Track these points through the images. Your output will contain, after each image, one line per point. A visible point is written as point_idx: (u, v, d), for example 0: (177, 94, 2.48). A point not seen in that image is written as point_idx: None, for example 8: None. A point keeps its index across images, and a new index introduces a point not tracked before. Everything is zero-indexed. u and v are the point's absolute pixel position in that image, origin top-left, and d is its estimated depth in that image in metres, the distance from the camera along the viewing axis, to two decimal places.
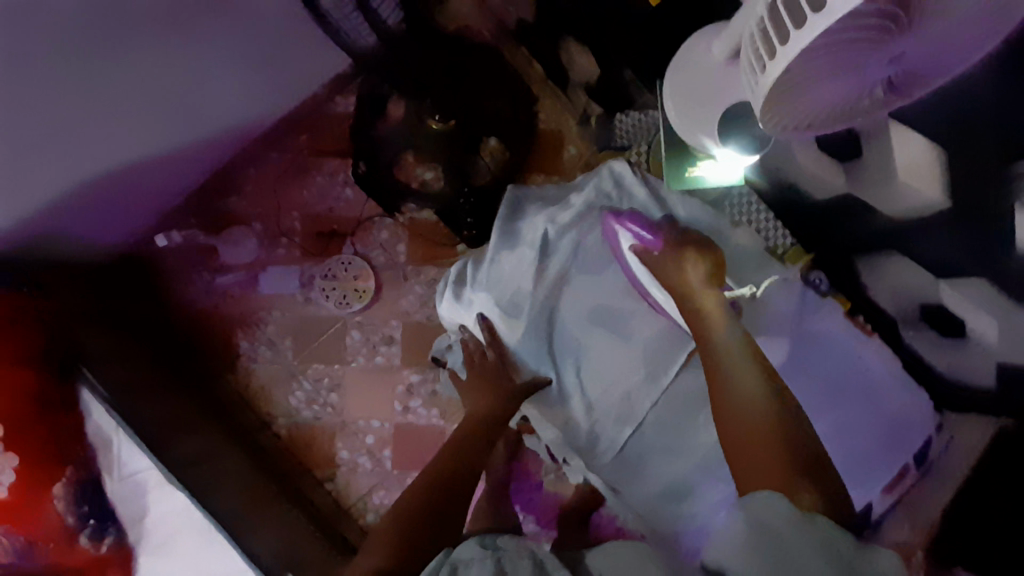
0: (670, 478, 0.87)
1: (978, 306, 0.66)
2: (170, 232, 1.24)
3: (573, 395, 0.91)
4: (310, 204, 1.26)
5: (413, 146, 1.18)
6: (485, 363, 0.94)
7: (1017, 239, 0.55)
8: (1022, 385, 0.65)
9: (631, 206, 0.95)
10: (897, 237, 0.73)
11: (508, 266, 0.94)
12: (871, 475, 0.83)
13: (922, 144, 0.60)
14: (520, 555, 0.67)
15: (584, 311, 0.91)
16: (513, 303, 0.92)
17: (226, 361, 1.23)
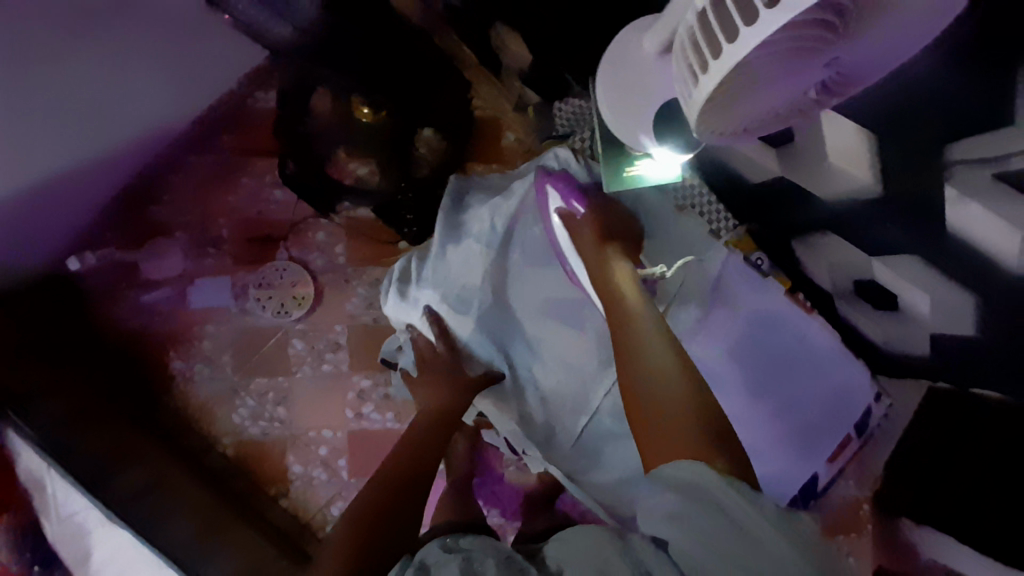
0: (633, 462, 0.85)
1: (911, 283, 0.70)
2: (83, 254, 1.14)
3: (527, 389, 0.88)
4: (238, 207, 1.19)
5: (347, 142, 1.10)
6: (435, 360, 0.88)
7: (950, 221, 0.58)
8: (955, 355, 0.70)
9: None
10: (830, 219, 0.74)
11: (455, 261, 0.89)
12: (817, 444, 0.84)
13: (856, 131, 0.61)
14: (485, 553, 0.64)
15: (536, 302, 0.88)
16: (461, 298, 0.88)
17: (161, 382, 1.15)
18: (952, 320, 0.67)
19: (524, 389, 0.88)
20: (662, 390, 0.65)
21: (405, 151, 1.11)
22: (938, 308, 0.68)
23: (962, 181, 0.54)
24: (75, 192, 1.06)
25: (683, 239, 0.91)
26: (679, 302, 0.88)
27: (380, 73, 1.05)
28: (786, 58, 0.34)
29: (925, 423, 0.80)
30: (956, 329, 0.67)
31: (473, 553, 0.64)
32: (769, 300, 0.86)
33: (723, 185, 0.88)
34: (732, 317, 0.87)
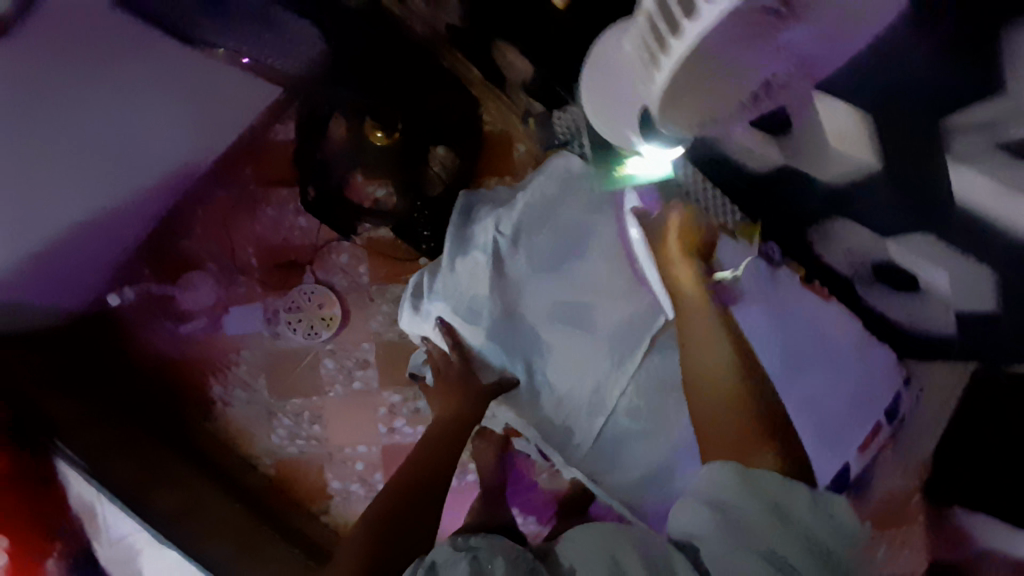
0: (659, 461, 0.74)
1: (930, 262, 0.70)
2: (122, 289, 1.21)
3: (543, 394, 0.78)
4: (263, 236, 1.23)
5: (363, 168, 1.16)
6: (448, 370, 0.79)
7: (954, 195, 0.59)
8: (985, 329, 0.72)
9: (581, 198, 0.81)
10: (835, 204, 0.73)
11: (464, 271, 0.79)
12: (844, 434, 0.79)
13: (849, 112, 0.60)
14: (496, 553, 0.66)
15: (554, 306, 0.77)
16: (472, 309, 0.77)
17: (201, 408, 1.21)
18: (974, 297, 0.69)
19: (542, 402, 0.78)
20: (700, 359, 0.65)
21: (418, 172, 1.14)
22: (962, 283, 0.69)
23: (969, 150, 0.54)
24: (106, 231, 1.12)
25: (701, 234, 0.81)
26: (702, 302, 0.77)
27: (385, 94, 1.12)
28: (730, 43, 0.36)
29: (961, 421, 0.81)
30: (980, 307, 0.69)
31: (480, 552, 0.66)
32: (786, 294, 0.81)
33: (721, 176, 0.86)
34: (750, 309, 0.80)
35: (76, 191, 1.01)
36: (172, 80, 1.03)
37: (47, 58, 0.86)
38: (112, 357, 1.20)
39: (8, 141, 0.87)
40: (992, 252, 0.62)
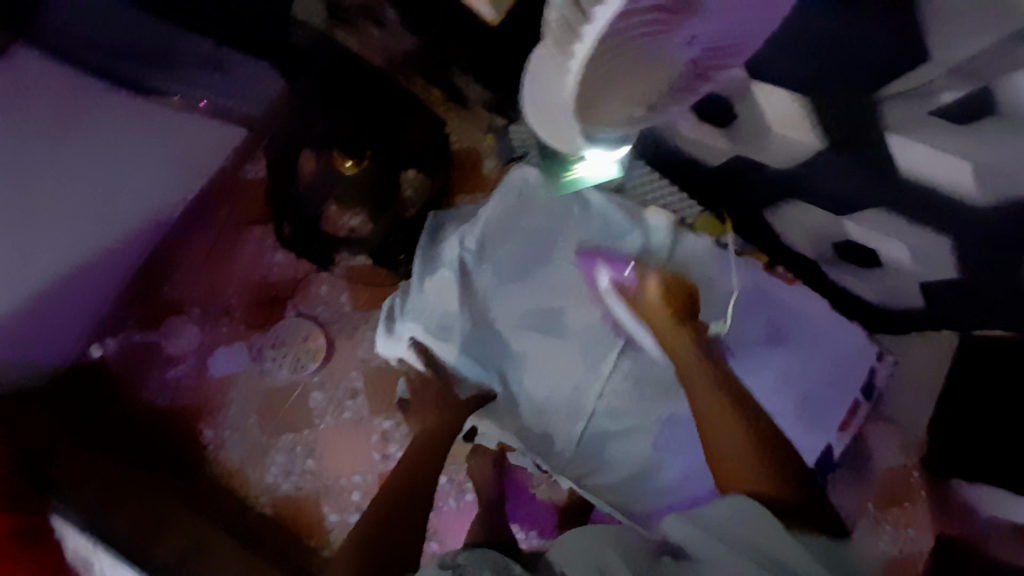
0: (643, 459, 0.75)
1: (886, 234, 0.72)
2: (104, 340, 1.21)
3: (522, 404, 0.78)
4: (243, 275, 1.24)
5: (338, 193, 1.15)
6: (425, 384, 0.81)
7: (896, 161, 0.61)
8: (949, 293, 0.73)
9: (542, 210, 0.79)
10: (790, 188, 0.75)
11: (432, 289, 0.78)
12: (825, 411, 0.78)
13: (792, 98, 0.62)
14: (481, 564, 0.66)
15: (524, 317, 0.77)
16: (443, 325, 0.77)
17: (194, 452, 1.20)
18: (936, 264, 0.71)
19: (522, 412, 0.78)
20: (707, 399, 0.66)
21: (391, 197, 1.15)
22: (919, 250, 0.71)
23: (895, 117, 0.57)
24: (88, 283, 1.12)
25: (670, 234, 0.78)
26: None
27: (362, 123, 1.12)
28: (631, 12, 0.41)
29: (957, 379, 0.84)
30: (940, 272, 0.71)
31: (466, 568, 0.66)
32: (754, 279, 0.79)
33: (678, 170, 0.87)
34: (725, 300, 0.79)
35: (63, 239, 1.02)
36: (148, 124, 1.04)
37: (32, 108, 0.86)
38: (100, 408, 1.18)
39: (7, 191, 0.89)
40: (947, 219, 0.64)
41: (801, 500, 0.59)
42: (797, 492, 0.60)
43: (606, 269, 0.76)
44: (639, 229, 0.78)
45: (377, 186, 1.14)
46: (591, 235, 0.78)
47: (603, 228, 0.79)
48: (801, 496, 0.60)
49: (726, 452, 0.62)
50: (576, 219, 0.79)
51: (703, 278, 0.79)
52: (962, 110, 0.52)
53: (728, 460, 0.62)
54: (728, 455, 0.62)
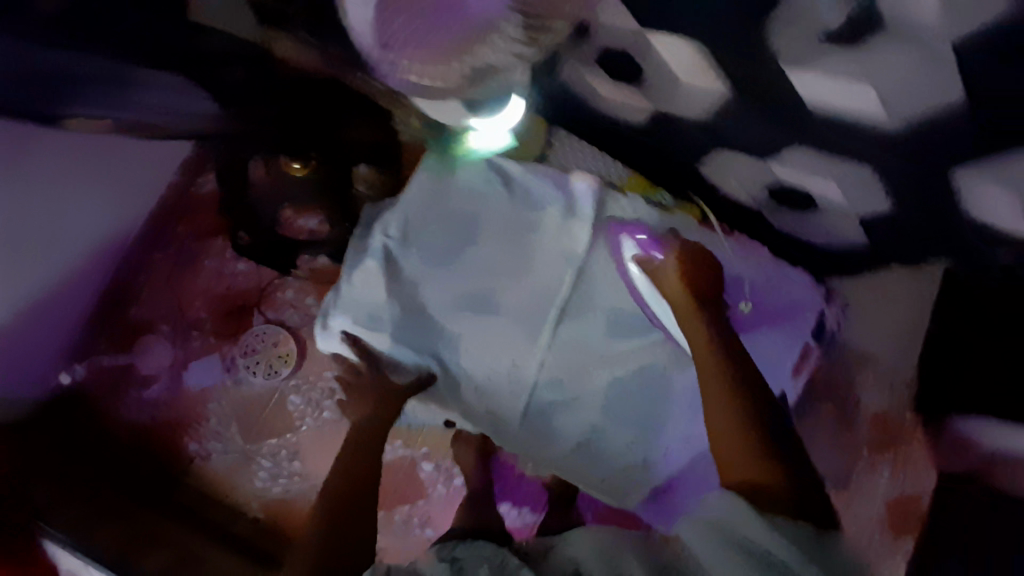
0: (588, 422, 0.76)
1: (814, 173, 0.69)
2: (73, 367, 1.22)
3: (463, 385, 0.76)
4: (208, 287, 1.25)
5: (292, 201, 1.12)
6: (361, 385, 0.78)
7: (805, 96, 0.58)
8: (888, 225, 0.71)
9: (463, 189, 0.77)
10: (712, 137, 0.72)
11: (359, 280, 0.74)
12: (772, 359, 0.80)
13: (687, 45, 0.59)
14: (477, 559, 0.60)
15: (458, 296, 0.75)
16: (374, 316, 0.74)
17: (178, 465, 1.21)
18: (866, 198, 0.68)
19: (463, 393, 0.76)
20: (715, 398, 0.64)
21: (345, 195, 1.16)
22: (847, 186, 0.68)
23: (788, 45, 0.53)
24: (50, 312, 1.13)
25: (591, 199, 0.77)
26: (592, 263, 0.77)
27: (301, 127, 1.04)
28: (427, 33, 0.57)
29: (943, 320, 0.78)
30: (874, 205, 0.68)
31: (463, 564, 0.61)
32: (681, 233, 0.77)
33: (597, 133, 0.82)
34: None
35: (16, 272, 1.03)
36: (84, 152, 1.04)
37: None
38: (78, 432, 1.20)
39: None
40: (865, 151, 0.61)
41: (798, 498, 0.55)
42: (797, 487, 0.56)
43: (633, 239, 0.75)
44: (562, 193, 0.77)
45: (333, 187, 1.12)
46: (513, 209, 0.77)
47: (525, 199, 0.77)
48: (800, 490, 0.56)
49: (729, 449, 0.61)
50: (500, 196, 0.77)
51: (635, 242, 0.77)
52: (846, 32, 0.49)
53: (731, 455, 0.60)
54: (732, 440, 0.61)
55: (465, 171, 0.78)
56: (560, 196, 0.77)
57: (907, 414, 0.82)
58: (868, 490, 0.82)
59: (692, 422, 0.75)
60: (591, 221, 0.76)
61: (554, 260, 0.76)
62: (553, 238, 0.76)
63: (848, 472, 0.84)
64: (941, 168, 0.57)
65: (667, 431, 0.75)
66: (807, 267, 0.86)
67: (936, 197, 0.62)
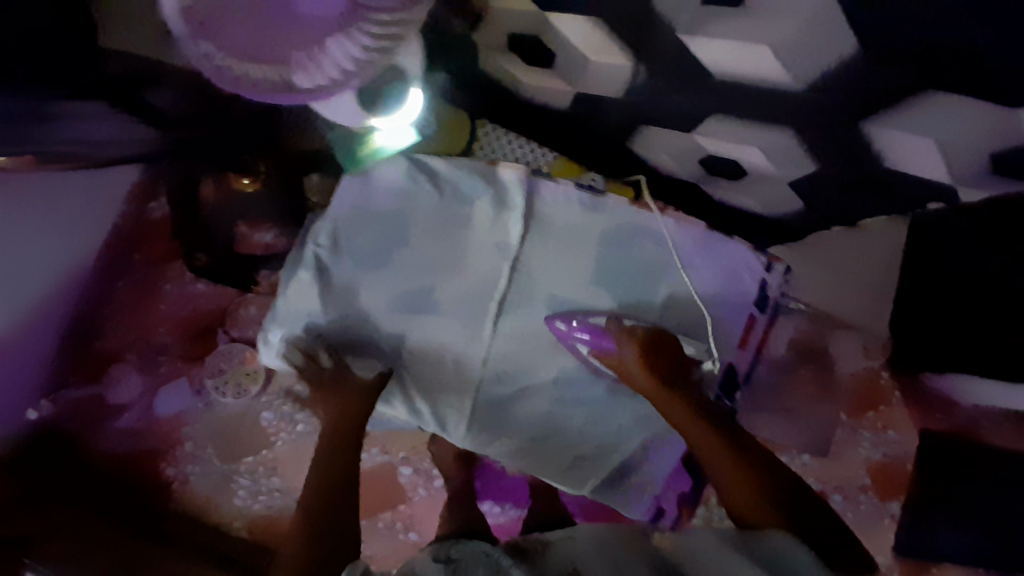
0: (538, 414, 0.76)
1: (740, 142, 0.68)
2: (40, 403, 1.14)
3: (408, 389, 0.74)
4: (172, 312, 1.21)
5: (244, 215, 1.12)
6: (327, 376, 0.71)
7: (704, 64, 0.57)
8: (819, 188, 0.70)
9: (387, 190, 0.74)
10: (634, 114, 0.71)
11: (290, 292, 0.72)
12: (721, 332, 0.79)
13: (581, 20, 0.60)
14: (477, 558, 0.58)
15: (396, 300, 0.74)
16: (310, 328, 0.73)
17: (159, 491, 1.18)
18: (792, 162, 0.67)
19: (413, 398, 0.75)
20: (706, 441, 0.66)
21: (298, 203, 1.11)
22: (769, 153, 0.67)
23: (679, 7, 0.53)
24: (15, 352, 1.07)
25: (520, 188, 0.76)
26: (527, 252, 0.76)
27: (238, 144, 1.02)
28: (281, 36, 0.57)
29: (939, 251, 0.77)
30: (799, 170, 0.67)
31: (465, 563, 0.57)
32: (616, 215, 0.76)
33: (524, 116, 0.81)
34: (592, 245, 0.76)
35: None
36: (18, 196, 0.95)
37: None
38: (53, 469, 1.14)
39: None
40: (780, 114, 0.59)
41: (815, 534, 0.57)
42: (802, 524, 0.58)
43: (580, 332, 0.74)
44: (490, 186, 0.75)
45: (284, 198, 1.10)
46: (441, 205, 0.74)
47: (455, 192, 0.75)
48: (819, 524, 0.59)
49: (735, 488, 0.62)
50: (429, 195, 0.74)
51: (569, 228, 0.76)
52: None
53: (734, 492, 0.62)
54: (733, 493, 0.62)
55: (392, 170, 0.74)
56: (490, 187, 0.75)
57: (884, 379, 1.00)
58: (852, 455, 1.02)
59: (643, 403, 0.77)
60: (522, 211, 0.75)
61: (490, 253, 0.75)
62: (486, 232, 0.75)
63: (840, 440, 1.03)
64: (853, 122, 0.56)
65: (616, 415, 0.77)
66: (747, 235, 0.86)
67: (857, 154, 0.60)
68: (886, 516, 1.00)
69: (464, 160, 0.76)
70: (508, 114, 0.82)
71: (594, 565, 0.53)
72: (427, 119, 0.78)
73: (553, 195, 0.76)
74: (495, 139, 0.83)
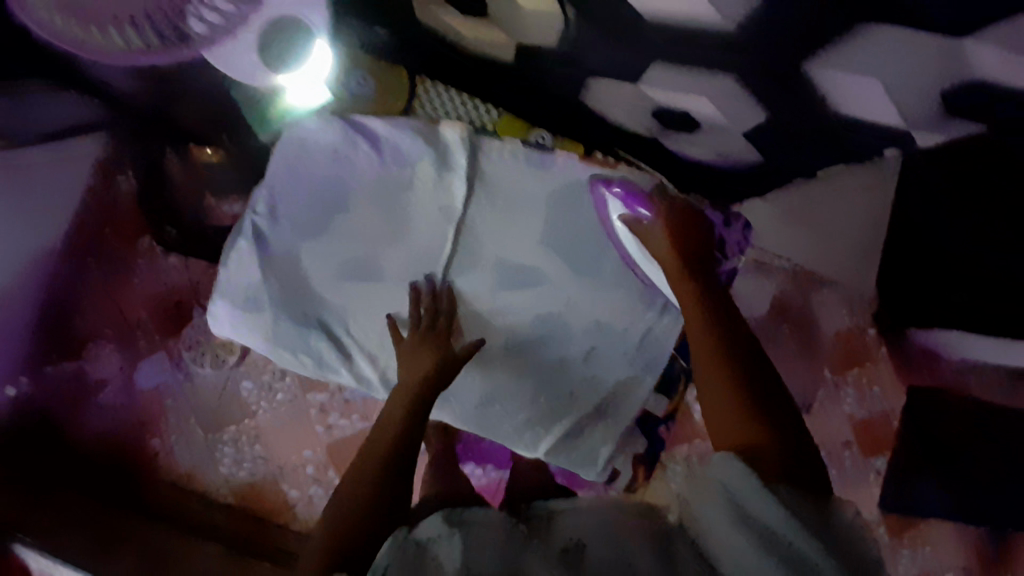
0: (488, 378, 0.77)
1: (686, 92, 0.64)
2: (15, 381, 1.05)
3: (356, 354, 0.74)
4: (143, 287, 1.11)
5: (212, 185, 1.06)
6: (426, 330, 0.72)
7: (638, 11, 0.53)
8: (772, 140, 0.66)
9: (326, 156, 0.73)
10: (575, 66, 0.67)
11: (230, 262, 0.71)
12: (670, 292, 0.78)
13: None
14: (491, 523, 0.53)
15: (339, 266, 0.73)
16: (252, 298, 0.72)
17: (143, 466, 1.09)
18: (740, 112, 0.63)
19: (357, 364, 0.75)
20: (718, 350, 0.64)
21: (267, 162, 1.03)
22: (717, 103, 0.63)
23: None
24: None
25: (465, 149, 0.74)
26: (472, 214, 0.74)
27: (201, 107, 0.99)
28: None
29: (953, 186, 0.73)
30: (750, 119, 0.63)
31: (477, 530, 0.52)
32: (563, 173, 0.75)
33: (463, 72, 0.80)
34: (537, 206, 0.75)
35: None
36: None
37: None
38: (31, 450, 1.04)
39: None
40: (715, 59, 0.55)
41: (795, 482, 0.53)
42: (789, 458, 0.55)
43: (616, 193, 0.73)
44: (431, 147, 0.74)
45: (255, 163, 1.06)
46: (381, 169, 0.73)
47: (395, 155, 0.73)
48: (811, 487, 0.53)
49: (715, 406, 0.61)
50: (369, 159, 0.73)
51: (515, 189, 0.75)
52: None
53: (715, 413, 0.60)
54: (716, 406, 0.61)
55: (330, 133, 0.73)
56: (433, 151, 0.74)
57: (869, 335, 0.99)
58: (836, 414, 1.02)
59: (592, 361, 0.79)
60: (465, 171, 0.73)
61: (434, 218, 0.74)
62: (429, 196, 0.74)
63: (824, 397, 1.03)
64: (791, 63, 0.52)
65: (567, 377, 0.79)
66: (700, 189, 0.84)
67: (805, 98, 0.56)
68: (871, 473, 0.99)
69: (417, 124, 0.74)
70: (450, 71, 0.82)
71: (598, 542, 0.52)
72: (362, 78, 0.82)
73: (496, 156, 0.74)
74: (434, 95, 0.84)
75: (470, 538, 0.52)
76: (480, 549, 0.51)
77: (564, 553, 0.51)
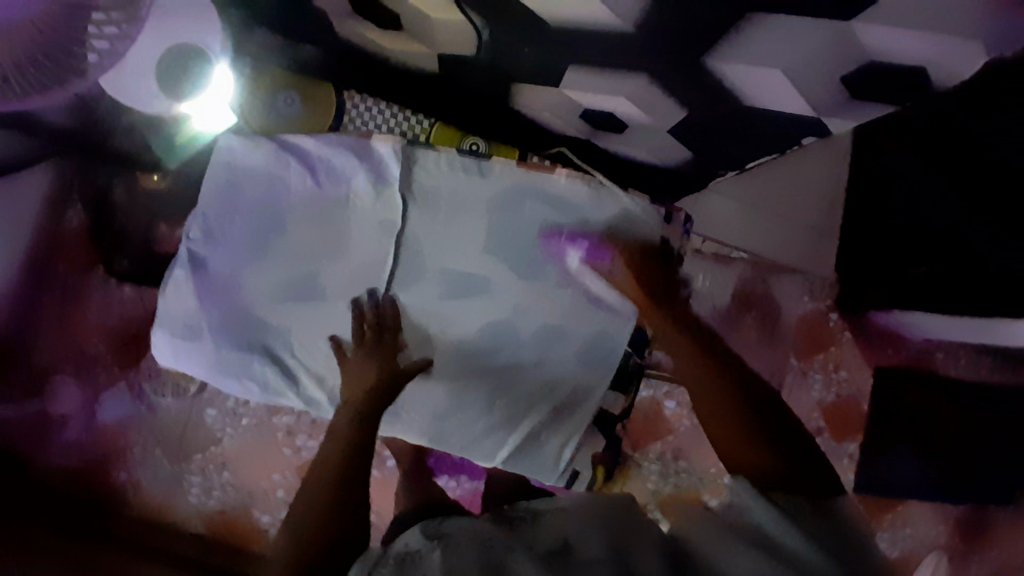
0: (438, 391, 0.76)
1: (607, 93, 0.63)
2: None
3: (302, 375, 0.74)
4: (97, 319, 1.04)
5: (163, 211, 1.00)
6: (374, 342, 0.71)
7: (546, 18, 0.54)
8: (696, 136, 0.66)
9: (257, 181, 0.72)
10: (496, 74, 0.68)
11: (167, 293, 0.71)
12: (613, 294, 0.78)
13: None
14: (471, 535, 0.51)
15: (279, 290, 0.72)
16: (190, 327, 0.71)
17: (113, 499, 1.07)
18: (658, 108, 0.63)
19: (305, 387, 0.74)
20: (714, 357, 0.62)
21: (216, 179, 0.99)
22: (636, 101, 0.62)
23: None
24: None
25: (399, 161, 0.73)
26: (410, 226, 0.74)
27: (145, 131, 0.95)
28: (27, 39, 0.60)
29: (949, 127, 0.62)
30: (672, 116, 0.63)
31: (460, 540, 0.51)
32: (502, 180, 0.73)
33: (397, 76, 0.79)
34: (479, 211, 0.74)
35: None
36: None
37: None
38: None
39: None
40: (621, 58, 0.55)
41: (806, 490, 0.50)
42: (783, 453, 0.53)
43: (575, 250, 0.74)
44: (364, 163, 0.73)
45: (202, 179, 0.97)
46: (315, 190, 0.72)
47: (328, 173, 0.73)
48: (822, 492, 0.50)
49: (717, 409, 0.58)
50: (302, 180, 0.72)
51: (455, 199, 0.74)
52: None
53: (710, 412, 0.58)
54: (702, 394, 0.59)
55: (260, 156, 0.72)
56: (368, 165, 0.73)
57: (833, 322, 0.99)
58: (804, 401, 1.00)
59: (544, 364, 0.78)
60: (400, 188, 0.73)
61: (374, 234, 0.74)
62: (366, 213, 0.73)
63: (791, 386, 1.01)
64: (705, 53, 0.51)
65: (519, 384, 0.78)
66: (639, 185, 0.84)
67: (719, 92, 0.56)
68: (844, 457, 0.98)
69: (345, 139, 0.72)
70: (375, 81, 0.82)
71: (587, 540, 0.49)
72: (292, 97, 0.82)
73: (429, 168, 0.74)
74: (364, 110, 0.84)
75: (452, 547, 0.50)
76: (454, 553, 0.49)
77: (550, 556, 0.48)
